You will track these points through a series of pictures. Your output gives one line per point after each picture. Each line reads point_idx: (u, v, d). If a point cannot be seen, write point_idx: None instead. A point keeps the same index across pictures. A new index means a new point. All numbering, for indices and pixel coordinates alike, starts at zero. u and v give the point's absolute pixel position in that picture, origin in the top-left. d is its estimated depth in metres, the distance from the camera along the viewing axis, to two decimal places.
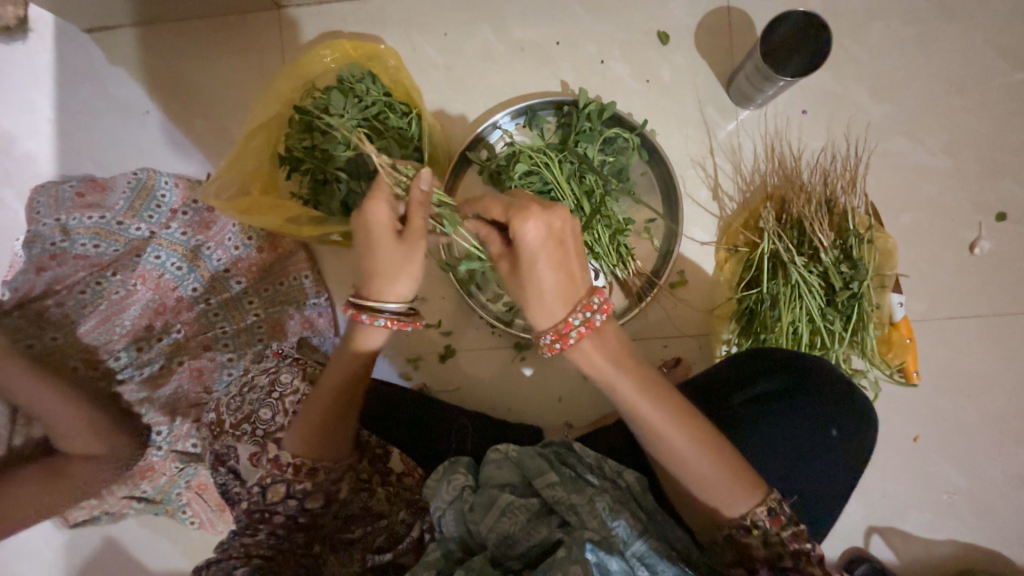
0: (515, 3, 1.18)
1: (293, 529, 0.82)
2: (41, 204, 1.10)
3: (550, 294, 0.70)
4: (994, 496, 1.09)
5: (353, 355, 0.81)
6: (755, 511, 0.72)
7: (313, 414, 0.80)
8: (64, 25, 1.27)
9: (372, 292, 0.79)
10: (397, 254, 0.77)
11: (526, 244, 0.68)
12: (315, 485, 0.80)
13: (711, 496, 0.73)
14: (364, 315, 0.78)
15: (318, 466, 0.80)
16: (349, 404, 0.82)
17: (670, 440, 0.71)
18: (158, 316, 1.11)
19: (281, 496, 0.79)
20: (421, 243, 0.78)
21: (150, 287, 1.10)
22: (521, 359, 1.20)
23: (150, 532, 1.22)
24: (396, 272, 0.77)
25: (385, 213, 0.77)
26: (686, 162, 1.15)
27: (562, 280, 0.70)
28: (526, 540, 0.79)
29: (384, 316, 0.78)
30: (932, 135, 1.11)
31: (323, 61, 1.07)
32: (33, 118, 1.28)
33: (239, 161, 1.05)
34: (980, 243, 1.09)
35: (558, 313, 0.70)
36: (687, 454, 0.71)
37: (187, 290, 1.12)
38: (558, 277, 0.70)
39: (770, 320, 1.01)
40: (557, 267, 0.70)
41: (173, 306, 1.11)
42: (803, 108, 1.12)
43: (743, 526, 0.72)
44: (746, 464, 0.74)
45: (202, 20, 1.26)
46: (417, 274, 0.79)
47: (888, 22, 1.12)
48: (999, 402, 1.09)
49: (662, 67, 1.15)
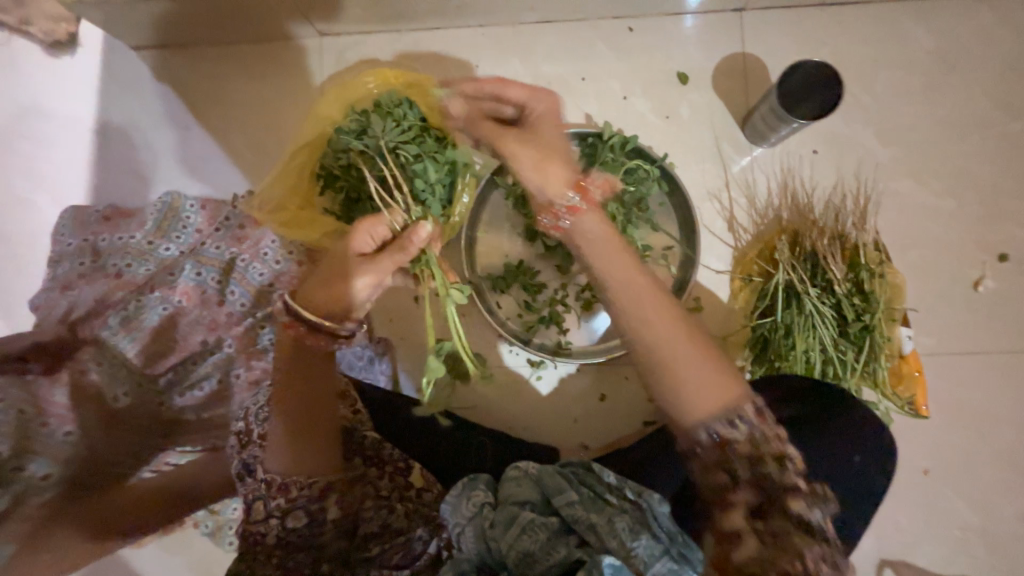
0: (545, 41, 1.26)
1: (292, 549, 0.84)
2: (66, 227, 1.18)
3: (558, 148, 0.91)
4: (1005, 533, 1.10)
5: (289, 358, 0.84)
6: (736, 407, 0.70)
7: (281, 426, 0.82)
8: (114, 43, 1.34)
9: (320, 300, 0.81)
10: (341, 271, 0.82)
11: (549, 110, 0.95)
12: (290, 502, 0.81)
13: (700, 390, 0.71)
14: (291, 322, 0.82)
15: (288, 482, 0.80)
16: (311, 422, 0.83)
17: (643, 303, 0.74)
18: (211, 332, 1.13)
19: (262, 513, 0.82)
20: (373, 273, 0.82)
21: (194, 304, 1.13)
22: (538, 378, 1.22)
23: (168, 554, 1.21)
24: (341, 283, 0.81)
25: (366, 237, 0.85)
26: (703, 194, 1.20)
27: (560, 143, 0.93)
28: (544, 559, 0.80)
29: (306, 328, 0.81)
30: (935, 177, 1.17)
31: (365, 87, 1.13)
32: (77, 128, 1.33)
33: (281, 178, 1.12)
34: (983, 281, 1.14)
35: (566, 173, 0.88)
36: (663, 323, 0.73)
37: (234, 306, 1.15)
38: (557, 141, 0.93)
39: (785, 348, 1.04)
40: (558, 136, 0.93)
41: (223, 321, 1.14)
42: (815, 148, 1.19)
43: (720, 422, 0.70)
44: (732, 371, 0.74)
45: (245, 44, 1.33)
46: (352, 300, 0.81)
47: (893, 73, 1.20)
48: (1007, 437, 1.11)
49: (681, 105, 1.22)
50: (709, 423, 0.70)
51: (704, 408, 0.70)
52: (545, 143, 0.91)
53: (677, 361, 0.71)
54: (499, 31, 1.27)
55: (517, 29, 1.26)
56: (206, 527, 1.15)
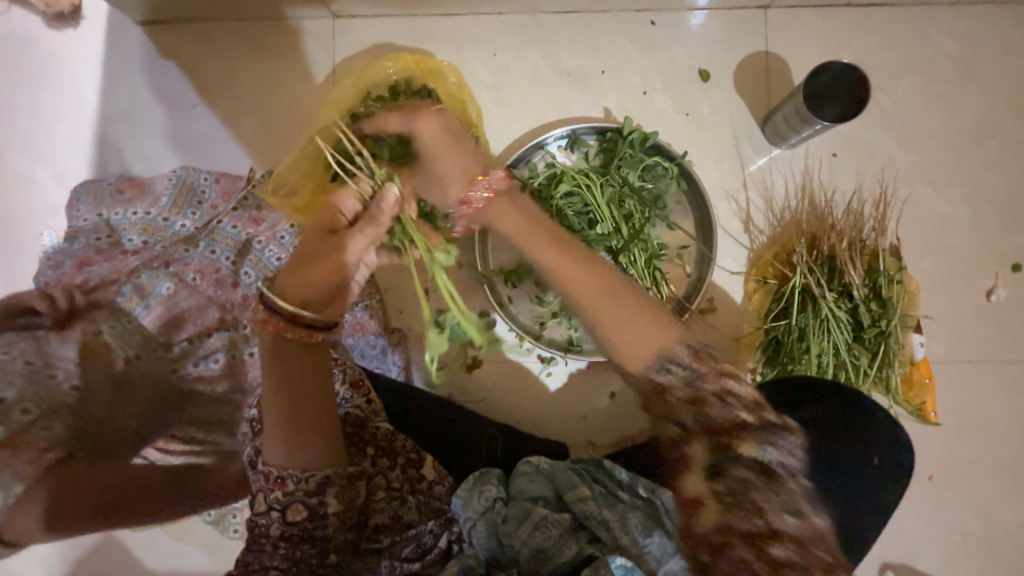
0: (565, 32, 1.24)
1: (294, 543, 0.79)
2: (82, 201, 1.16)
3: (450, 177, 1.00)
4: (1005, 539, 1.11)
5: (268, 355, 0.78)
6: (665, 352, 0.68)
7: (271, 421, 0.78)
8: (120, 17, 1.30)
9: (286, 291, 0.77)
10: (314, 250, 0.80)
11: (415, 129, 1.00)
12: (287, 495, 0.77)
13: (628, 346, 0.69)
14: (268, 315, 0.77)
15: (284, 475, 0.77)
16: (298, 412, 0.78)
17: (565, 277, 0.75)
18: (226, 311, 1.11)
19: (263, 505, 0.78)
20: (342, 248, 0.81)
21: (209, 283, 1.11)
22: (547, 374, 1.21)
23: (176, 542, 1.20)
24: (311, 266, 0.78)
25: (327, 216, 0.84)
26: (720, 194, 1.19)
27: (456, 167, 0.99)
28: (556, 557, 0.79)
29: (281, 319, 0.77)
30: (952, 185, 1.17)
31: (384, 71, 1.10)
32: (79, 105, 1.29)
33: (293, 162, 1.08)
34: (996, 291, 1.14)
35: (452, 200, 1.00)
36: (575, 288, 0.74)
37: (251, 288, 1.12)
38: (455, 166, 0.99)
39: (798, 352, 1.04)
40: (455, 162, 1.00)
41: (238, 303, 1.12)
42: (834, 151, 1.18)
43: (657, 365, 0.68)
44: (660, 312, 0.72)
45: (257, 23, 1.29)
46: (332, 275, 0.79)
47: (915, 78, 1.19)
48: (1012, 447, 1.12)
49: (701, 102, 1.21)
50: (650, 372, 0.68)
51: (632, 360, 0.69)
52: (448, 168, 1.00)
53: (603, 328, 0.72)
54: (519, 20, 1.24)
55: (537, 18, 1.24)
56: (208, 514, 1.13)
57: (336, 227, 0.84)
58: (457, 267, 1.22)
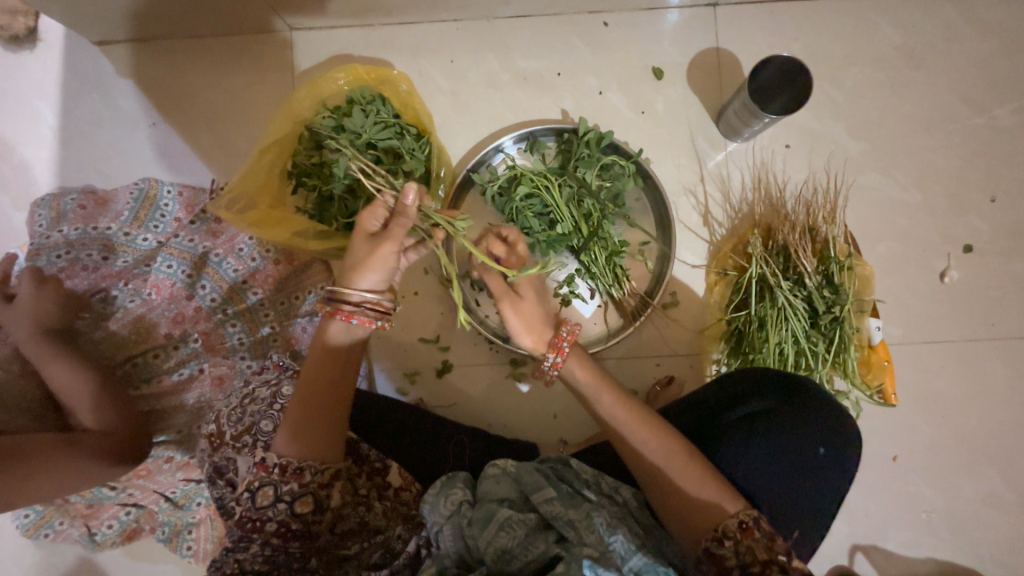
0: (519, 35, 1.25)
1: (286, 538, 0.79)
2: (43, 217, 1.17)
3: (524, 314, 0.88)
4: (970, 514, 1.14)
5: (322, 346, 0.81)
6: (726, 522, 0.76)
7: (305, 420, 0.79)
8: (74, 36, 1.29)
9: (346, 285, 0.82)
10: (365, 252, 0.83)
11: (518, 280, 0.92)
12: (303, 487, 0.78)
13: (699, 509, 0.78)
14: (332, 308, 0.82)
15: (304, 465, 0.78)
16: (329, 405, 0.80)
17: (666, 447, 0.81)
18: (177, 325, 1.14)
19: (270, 498, 0.77)
20: (386, 244, 0.82)
21: (164, 296, 1.14)
22: (518, 375, 1.22)
23: (137, 566, 1.18)
24: (359, 264, 0.82)
25: (364, 218, 0.85)
26: (679, 189, 1.21)
27: (532, 301, 0.89)
28: (523, 555, 0.79)
29: (352, 311, 0.81)
30: (902, 170, 1.20)
31: (336, 83, 1.11)
32: (37, 127, 1.29)
33: (248, 176, 1.08)
34: (949, 273, 1.17)
35: (541, 340, 0.87)
36: (683, 469, 0.80)
37: (204, 300, 1.15)
38: (529, 300, 0.89)
39: (758, 341, 1.05)
40: (540, 304, 0.89)
41: (191, 315, 1.14)
42: (788, 143, 1.20)
43: (714, 535, 0.76)
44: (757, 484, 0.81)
45: (212, 38, 1.29)
46: (384, 270, 0.82)
47: (862, 68, 1.22)
48: (971, 425, 1.15)
49: (656, 100, 1.23)
50: (707, 535, 0.77)
51: (702, 523, 0.77)
52: (532, 310, 0.88)
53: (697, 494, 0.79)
54: (474, 26, 1.25)
55: (491, 24, 1.25)
56: (166, 526, 1.13)
57: (376, 230, 0.86)
58: (422, 273, 1.22)
